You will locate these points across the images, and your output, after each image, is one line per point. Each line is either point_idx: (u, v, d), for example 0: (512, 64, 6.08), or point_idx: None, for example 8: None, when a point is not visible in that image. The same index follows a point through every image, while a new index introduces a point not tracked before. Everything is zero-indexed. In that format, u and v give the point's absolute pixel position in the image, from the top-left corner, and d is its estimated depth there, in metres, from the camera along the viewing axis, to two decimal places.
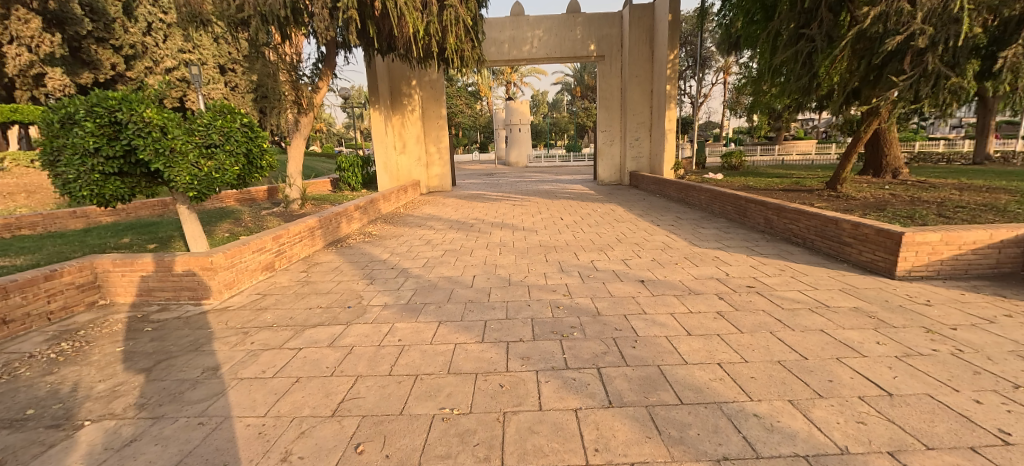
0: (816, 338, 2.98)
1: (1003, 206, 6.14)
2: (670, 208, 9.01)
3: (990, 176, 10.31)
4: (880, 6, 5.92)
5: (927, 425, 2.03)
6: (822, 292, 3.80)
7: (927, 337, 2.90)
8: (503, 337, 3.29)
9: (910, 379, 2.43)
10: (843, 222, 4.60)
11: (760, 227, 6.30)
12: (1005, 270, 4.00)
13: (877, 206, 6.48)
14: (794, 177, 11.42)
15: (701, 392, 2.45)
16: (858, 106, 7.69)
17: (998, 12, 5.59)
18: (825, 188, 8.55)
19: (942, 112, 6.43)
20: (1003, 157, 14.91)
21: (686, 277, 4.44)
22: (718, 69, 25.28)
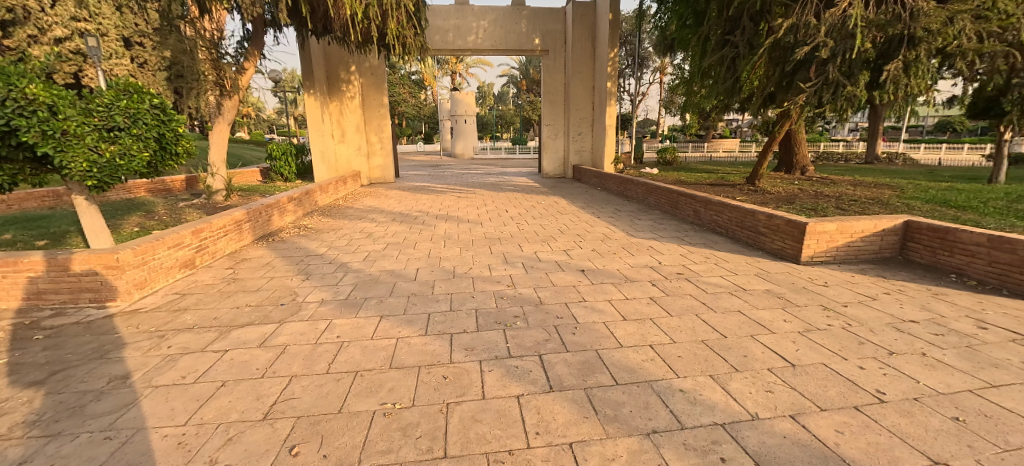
0: (734, 319, 3.29)
1: (887, 200, 7.12)
2: (610, 201, 9.40)
3: (878, 174, 11.88)
4: (791, 19, 6.58)
5: (822, 389, 2.33)
6: (741, 277, 4.19)
7: (825, 314, 3.32)
8: (446, 328, 3.29)
9: (809, 351, 2.77)
10: (759, 213, 5.09)
11: (690, 219, 6.78)
12: (885, 255, 4.66)
13: (787, 200, 7.27)
14: (719, 173, 12.39)
15: (635, 372, 2.62)
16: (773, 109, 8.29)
17: (884, 30, 6.28)
18: (746, 183, 9.37)
19: (841, 117, 7.25)
20: (889, 157, 17.26)
21: (623, 266, 4.69)
22: (654, 69, 26.57)
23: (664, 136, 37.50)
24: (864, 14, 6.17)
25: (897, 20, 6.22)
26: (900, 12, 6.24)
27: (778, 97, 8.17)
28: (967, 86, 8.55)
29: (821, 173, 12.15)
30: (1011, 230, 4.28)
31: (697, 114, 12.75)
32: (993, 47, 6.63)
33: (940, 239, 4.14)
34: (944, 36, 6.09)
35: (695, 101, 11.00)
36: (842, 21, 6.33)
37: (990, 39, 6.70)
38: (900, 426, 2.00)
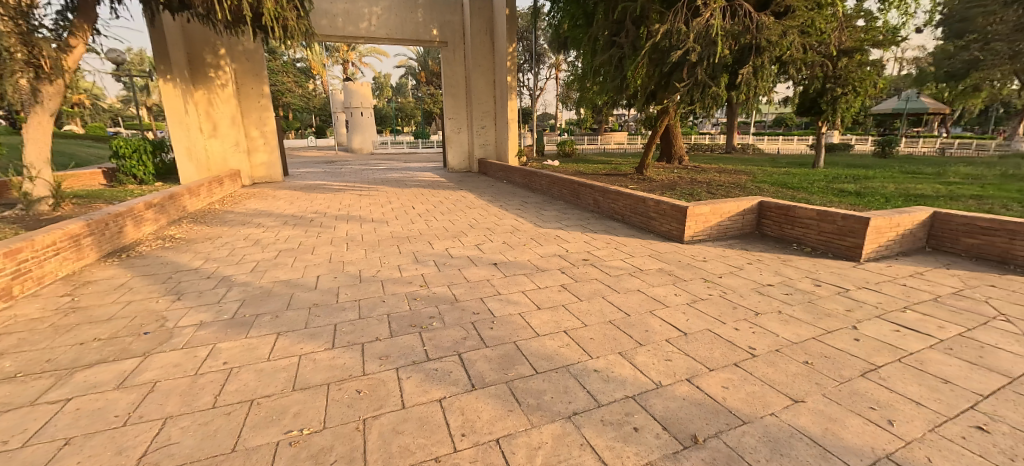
0: (635, 297, 3.62)
1: (743, 184, 8.46)
2: (517, 193, 9.62)
3: (735, 162, 14.09)
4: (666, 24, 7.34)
5: (709, 352, 2.69)
6: (637, 259, 4.62)
7: (706, 285, 3.82)
8: (357, 338, 3.04)
9: (696, 319, 3.17)
10: (649, 200, 5.66)
11: (590, 207, 7.26)
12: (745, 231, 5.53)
13: (669, 186, 8.22)
14: (612, 164, 13.52)
15: (552, 359, 2.72)
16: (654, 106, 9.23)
17: (737, 38, 7.36)
18: (635, 172, 10.37)
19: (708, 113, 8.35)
20: (741, 147, 20.61)
21: (534, 256, 4.84)
22: (550, 65, 27.70)
23: (562, 129, 39.71)
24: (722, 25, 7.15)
25: (746, 32, 7.33)
26: (748, 24, 7.34)
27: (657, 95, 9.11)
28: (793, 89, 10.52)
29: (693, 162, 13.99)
30: (828, 205, 5.42)
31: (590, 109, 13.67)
32: (811, 57, 8.22)
33: (784, 215, 5.06)
34: (779, 47, 7.35)
35: (589, 97, 11.77)
36: (706, 29, 7.24)
37: (808, 52, 8.30)
38: (767, 375, 2.41)
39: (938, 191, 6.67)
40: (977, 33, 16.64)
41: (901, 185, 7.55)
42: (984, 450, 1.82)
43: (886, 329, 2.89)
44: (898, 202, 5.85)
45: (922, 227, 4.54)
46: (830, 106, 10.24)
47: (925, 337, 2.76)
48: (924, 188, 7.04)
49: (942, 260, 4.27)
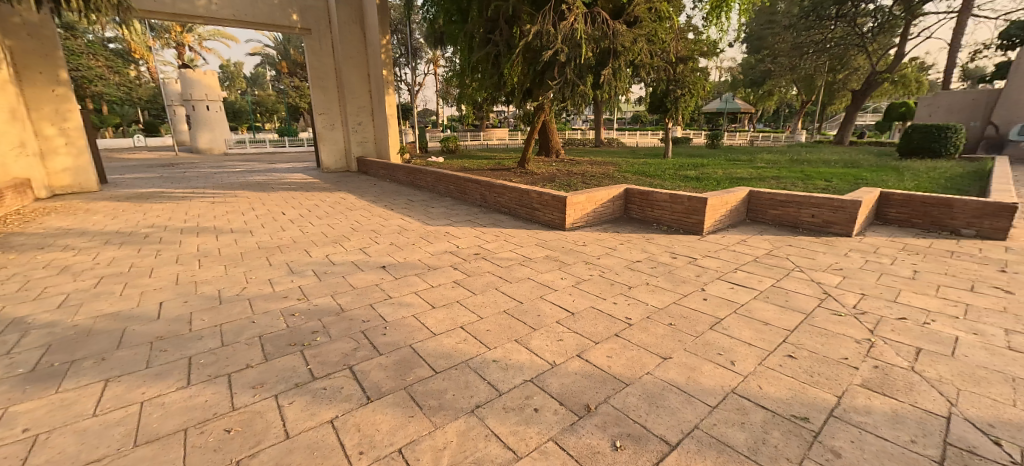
0: (526, 285, 3.77)
1: (611, 174, 9.48)
2: (402, 191, 9.21)
3: (603, 155, 15.75)
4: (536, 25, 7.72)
5: (594, 327, 2.95)
6: (525, 248, 4.83)
7: (587, 266, 4.18)
8: (220, 369, 2.57)
9: (581, 299, 3.44)
10: (532, 192, 5.95)
11: (478, 202, 7.34)
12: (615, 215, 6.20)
13: (549, 179, 8.78)
14: (496, 159, 13.88)
15: (451, 356, 2.68)
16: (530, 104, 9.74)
17: (597, 42, 8.12)
18: (517, 167, 10.83)
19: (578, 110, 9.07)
20: (607, 141, 23.07)
21: (424, 255, 4.69)
22: (428, 60, 26.99)
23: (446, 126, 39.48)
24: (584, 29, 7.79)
25: (605, 37, 8.13)
26: (606, 30, 8.15)
27: (533, 92, 9.57)
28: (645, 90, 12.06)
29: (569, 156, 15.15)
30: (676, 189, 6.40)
31: (471, 106, 13.76)
32: (656, 63, 9.51)
33: (645, 200, 5.81)
34: (632, 52, 8.34)
35: (469, 93, 11.83)
36: (571, 32, 7.82)
37: (654, 58, 9.58)
38: (642, 339, 2.75)
39: (750, 174, 8.37)
40: (766, 51, 21.35)
41: (726, 171, 9.28)
42: (791, 372, 2.37)
43: (724, 288, 3.54)
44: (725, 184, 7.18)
45: (742, 203, 5.65)
46: (673, 104, 12.01)
47: (750, 291, 3.46)
48: (741, 172, 8.76)
49: (756, 228, 5.38)
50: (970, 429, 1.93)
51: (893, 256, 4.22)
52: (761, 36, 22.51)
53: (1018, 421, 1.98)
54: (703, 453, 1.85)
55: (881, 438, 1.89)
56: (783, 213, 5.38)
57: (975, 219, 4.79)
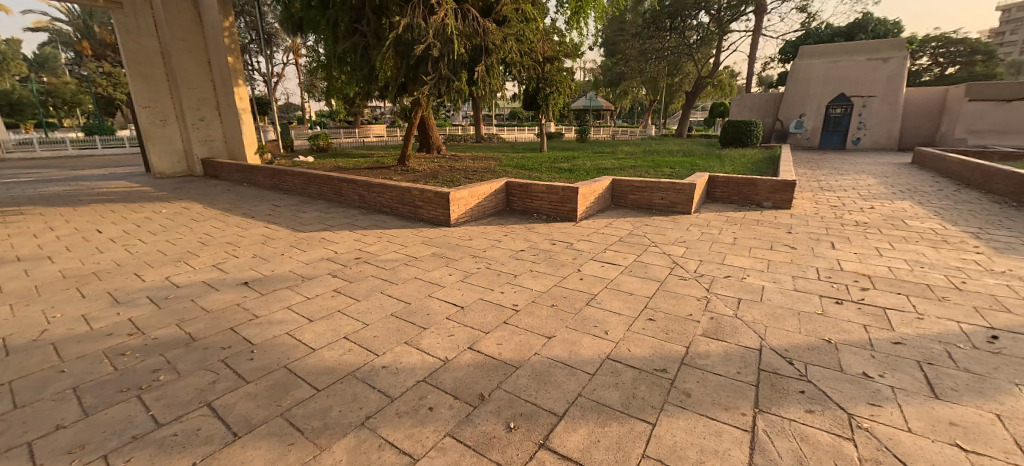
0: (414, 285, 3.66)
1: (492, 168, 9.75)
2: (263, 196, 8.09)
3: (484, 150, 16.10)
4: None
5: (484, 317, 3.02)
6: (411, 247, 4.69)
7: (474, 260, 4.24)
8: (7, 440, 1.94)
9: (470, 292, 3.48)
10: (414, 189, 5.79)
11: (356, 203, 6.86)
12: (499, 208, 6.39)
13: (432, 175, 8.65)
14: (375, 157, 13.11)
15: (335, 370, 2.47)
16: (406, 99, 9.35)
17: (469, 40, 8.22)
18: (398, 164, 10.42)
19: (456, 106, 9.01)
20: (488, 136, 23.58)
21: (296, 265, 4.22)
22: (286, 49, 24.04)
23: (315, 122, 35.82)
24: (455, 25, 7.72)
25: (476, 34, 8.24)
26: (476, 28, 8.25)
27: (408, 88, 9.21)
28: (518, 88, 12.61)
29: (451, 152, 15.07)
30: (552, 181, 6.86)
31: (342, 101, 12.73)
32: (526, 62, 10.00)
33: (524, 192, 6.11)
34: (503, 51, 8.61)
35: (338, 87, 10.91)
36: (442, 28, 7.73)
37: (524, 57, 10.06)
38: (529, 323, 2.90)
39: (612, 165, 9.41)
40: (620, 55, 24.15)
41: (593, 162, 10.28)
42: (652, 332, 2.75)
43: (597, 267, 3.94)
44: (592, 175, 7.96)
45: (607, 191, 6.33)
46: (543, 101, 12.77)
47: (617, 267, 3.91)
48: (605, 163, 9.80)
49: (619, 212, 6.10)
50: (772, 355, 2.49)
51: (719, 227, 5.19)
52: (615, 42, 25.33)
53: (800, 343, 2.62)
54: (586, 416, 2.04)
55: (717, 374, 2.33)
56: (640, 197, 6.19)
57: (769, 194, 6.18)
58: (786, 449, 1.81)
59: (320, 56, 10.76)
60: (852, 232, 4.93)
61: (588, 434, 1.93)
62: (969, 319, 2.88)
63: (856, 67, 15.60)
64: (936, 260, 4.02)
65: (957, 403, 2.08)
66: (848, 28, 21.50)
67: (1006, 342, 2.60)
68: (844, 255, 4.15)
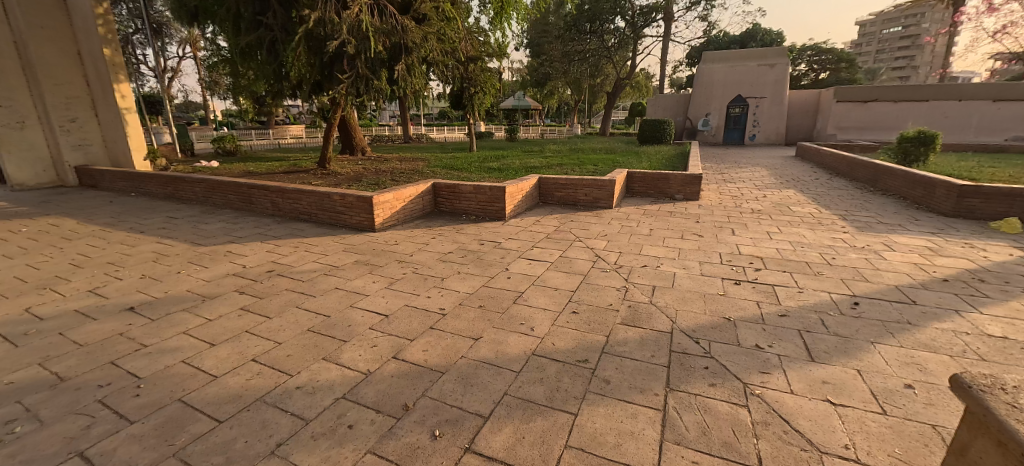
0: (333, 295, 3.45)
1: (420, 169, 9.53)
2: (154, 208, 7.13)
3: (413, 151, 15.67)
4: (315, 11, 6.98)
5: (409, 324, 2.93)
6: (332, 256, 4.41)
7: (400, 265, 4.10)
8: None
9: (395, 299, 3.35)
10: (333, 194, 5.46)
11: (269, 211, 6.31)
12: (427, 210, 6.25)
13: (355, 178, 8.24)
14: (291, 160, 12.18)
15: (242, 397, 2.24)
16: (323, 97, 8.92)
17: (386, 37, 7.95)
18: (318, 168, 9.81)
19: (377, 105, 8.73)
20: (417, 137, 22.99)
21: (197, 283, 3.77)
22: (181, 41, 21.41)
23: (221, 122, 32.38)
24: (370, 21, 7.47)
25: (395, 31, 7.99)
26: (395, 25, 8.00)
27: (323, 86, 8.68)
28: (443, 87, 12.45)
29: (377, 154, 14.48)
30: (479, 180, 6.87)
31: (251, 99, 11.68)
32: (449, 61, 9.91)
33: (452, 192, 6.04)
34: (424, 49, 8.41)
35: (244, 84, 9.98)
36: (357, 23, 7.41)
37: (446, 56, 9.96)
38: (455, 326, 2.87)
39: (540, 163, 9.66)
40: (545, 56, 24.83)
41: (522, 161, 10.47)
42: (574, 325, 2.86)
43: (524, 264, 4.01)
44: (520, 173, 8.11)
45: (534, 189, 6.47)
46: (469, 101, 12.73)
47: (543, 264, 4.01)
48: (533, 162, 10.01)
49: (546, 209, 6.26)
50: (682, 336, 2.70)
51: (638, 220, 5.54)
52: (539, 43, 26.01)
53: (705, 323, 2.87)
54: (512, 414, 2.05)
55: (634, 359, 2.46)
56: (565, 194, 6.41)
57: (680, 187, 6.73)
58: (694, 422, 1.97)
59: (221, 49, 9.77)
60: (749, 219, 5.53)
61: (514, 431, 1.94)
62: (838, 289, 3.36)
63: (750, 72, 17.54)
64: (814, 240, 4.64)
65: (828, 363, 2.40)
66: (742, 37, 24.10)
67: (864, 307, 3.07)
68: (742, 240, 4.64)
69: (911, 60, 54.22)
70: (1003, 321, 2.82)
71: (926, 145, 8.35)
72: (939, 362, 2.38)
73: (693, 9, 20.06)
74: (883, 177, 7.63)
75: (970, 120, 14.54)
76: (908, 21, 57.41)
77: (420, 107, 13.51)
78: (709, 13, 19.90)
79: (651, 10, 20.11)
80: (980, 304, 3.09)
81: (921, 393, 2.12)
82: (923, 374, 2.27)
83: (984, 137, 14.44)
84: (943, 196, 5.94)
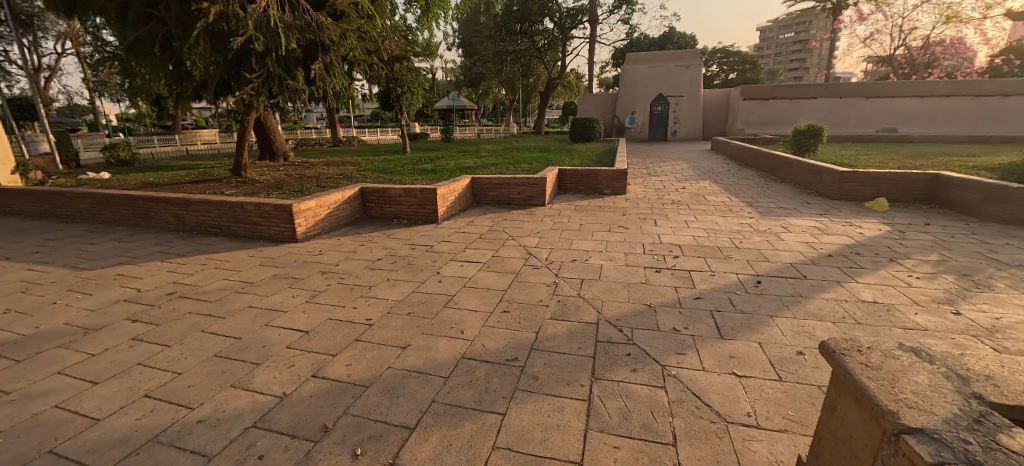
0: (247, 315, 3.16)
1: (349, 174, 9.13)
2: (24, 229, 6.11)
3: (342, 154, 14.93)
4: (215, 4, 6.41)
5: (332, 339, 2.76)
6: (247, 272, 4.05)
7: (324, 276, 3.87)
8: None
9: (317, 313, 3.15)
10: (247, 204, 5.04)
11: (172, 226, 5.67)
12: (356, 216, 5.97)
13: (276, 186, 7.68)
14: (201, 168, 11.06)
15: (130, 439, 1.95)
16: (231, 99, 8.34)
17: (301, 34, 7.49)
18: (232, 176, 9.04)
19: (295, 106, 8.23)
20: (348, 139, 21.94)
21: (77, 315, 3.27)
22: (57, 35, 18.59)
23: (115, 128, 28.60)
24: (281, 18, 7.01)
25: (310, 28, 7.56)
26: (309, 21, 7.56)
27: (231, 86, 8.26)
28: (369, 87, 12.00)
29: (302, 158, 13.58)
30: (410, 183, 6.72)
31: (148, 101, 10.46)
32: (374, 60, 9.58)
33: (382, 197, 5.84)
34: (343, 47, 8.06)
35: (138, 85, 8.93)
36: (265, 19, 6.90)
37: (370, 55, 9.63)
38: (382, 337, 2.77)
39: (474, 164, 9.64)
40: (478, 56, 24.82)
41: (456, 161, 10.37)
42: (505, 324, 2.87)
43: (457, 267, 3.97)
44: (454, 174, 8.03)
45: (468, 189, 6.44)
46: (397, 102, 12.43)
47: (476, 265, 4.00)
48: (467, 162, 9.97)
49: (481, 209, 6.25)
50: (606, 326, 2.81)
51: (569, 215, 5.72)
52: (471, 43, 25.96)
53: (628, 311, 3.02)
54: (439, 421, 1.98)
55: (562, 353, 2.52)
56: (499, 194, 6.44)
57: (608, 183, 7.06)
58: (615, 408, 2.05)
59: (106, 46, 8.66)
60: (670, 210, 5.93)
61: (441, 438, 1.88)
62: (744, 270, 3.69)
63: (669, 72, 18.79)
64: (725, 226, 5.08)
65: (735, 339, 2.62)
66: (661, 39, 25.81)
67: (765, 284, 3.39)
68: (663, 230, 4.96)
69: (803, 61, 61.36)
70: (873, 288, 3.27)
71: (815, 137, 9.47)
72: (824, 328, 2.70)
73: (616, 12, 21.08)
74: (782, 166, 8.54)
75: (851, 113, 16.74)
76: (799, 29, 64.90)
77: (347, 108, 12.89)
78: (630, 17, 21.04)
79: (578, 13, 20.84)
80: (855, 274, 3.56)
81: (810, 357, 2.38)
82: (810, 341, 2.56)
83: (862, 128, 16.70)
84: (829, 182, 6.78)
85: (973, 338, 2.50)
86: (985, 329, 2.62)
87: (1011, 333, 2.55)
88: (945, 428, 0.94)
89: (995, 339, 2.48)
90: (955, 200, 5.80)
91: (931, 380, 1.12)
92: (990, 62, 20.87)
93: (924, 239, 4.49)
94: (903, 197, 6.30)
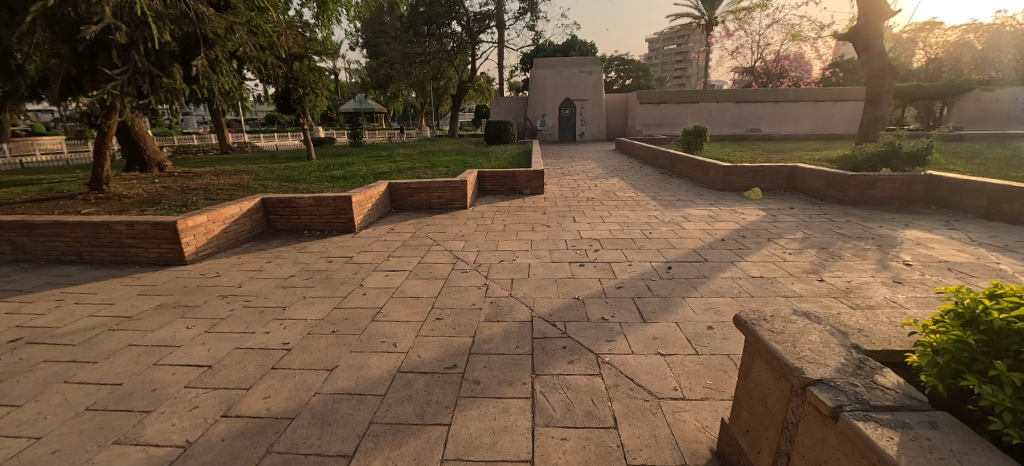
0: (126, 356, 2.63)
1: (245, 184, 8.14)
2: None
3: (233, 162, 13.24)
4: None
5: (242, 371, 2.43)
6: (122, 304, 3.39)
7: (224, 301, 3.38)
8: None
9: (220, 344, 2.75)
10: (114, 224, 4.23)
11: (8, 256, 4.53)
12: (259, 231, 5.33)
13: (152, 201, 6.57)
14: (43, 184, 9.06)
15: None
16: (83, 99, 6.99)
17: (177, 26, 6.49)
18: (89, 191, 7.53)
19: (172, 110, 7.10)
20: (239, 146, 19.44)
21: None
22: None
23: None
24: (150, 5, 5.99)
25: (187, 19, 6.58)
26: (185, 10, 6.55)
27: (85, 84, 6.88)
28: (264, 88, 10.85)
29: (181, 168, 11.79)
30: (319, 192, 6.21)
31: None
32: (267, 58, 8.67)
33: (288, 207, 5.32)
34: (230, 42, 7.14)
35: None
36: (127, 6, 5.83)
37: (262, 51, 8.70)
38: (304, 361, 2.52)
39: (388, 169, 9.23)
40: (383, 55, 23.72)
41: (368, 167, 9.87)
42: (439, 332, 2.79)
43: (380, 278, 3.76)
44: (367, 181, 7.61)
45: (385, 196, 6.14)
46: (298, 104, 11.48)
47: (401, 274, 3.83)
48: (381, 168, 9.49)
49: (401, 216, 6.01)
50: (541, 323, 2.87)
51: (492, 217, 5.76)
52: (376, 43, 24.80)
53: (559, 305, 3.13)
54: (380, 443, 1.85)
55: (500, 354, 2.52)
56: (418, 198, 6.24)
57: (526, 183, 7.27)
58: (558, 400, 2.10)
59: None
60: (586, 206, 6.30)
61: (385, 460, 1.75)
62: (655, 258, 4.06)
63: (574, 77, 19.92)
64: (635, 219, 5.53)
65: (656, 321, 2.86)
66: (565, 46, 27.33)
67: (675, 269, 3.77)
68: (582, 226, 5.24)
69: (687, 71, 69.55)
70: (759, 265, 3.80)
71: (701, 137, 10.76)
72: (727, 303, 3.07)
73: (522, 18, 21.75)
74: (677, 163, 9.51)
75: (725, 116, 19.34)
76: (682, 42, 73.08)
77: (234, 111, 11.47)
78: (535, 24, 21.86)
79: (484, 18, 21.07)
80: (744, 254, 4.11)
81: (718, 331, 2.70)
82: (715, 315, 2.90)
83: (734, 129, 19.34)
84: (715, 175, 7.75)
85: (835, 299, 3.06)
86: (842, 290, 3.21)
87: (859, 292, 3.16)
88: (837, 376, 1.12)
89: (849, 298, 3.06)
90: (809, 187, 7.01)
91: (822, 337, 1.33)
92: (822, 74, 25.76)
93: (791, 221, 5.36)
94: (772, 186, 7.44)
